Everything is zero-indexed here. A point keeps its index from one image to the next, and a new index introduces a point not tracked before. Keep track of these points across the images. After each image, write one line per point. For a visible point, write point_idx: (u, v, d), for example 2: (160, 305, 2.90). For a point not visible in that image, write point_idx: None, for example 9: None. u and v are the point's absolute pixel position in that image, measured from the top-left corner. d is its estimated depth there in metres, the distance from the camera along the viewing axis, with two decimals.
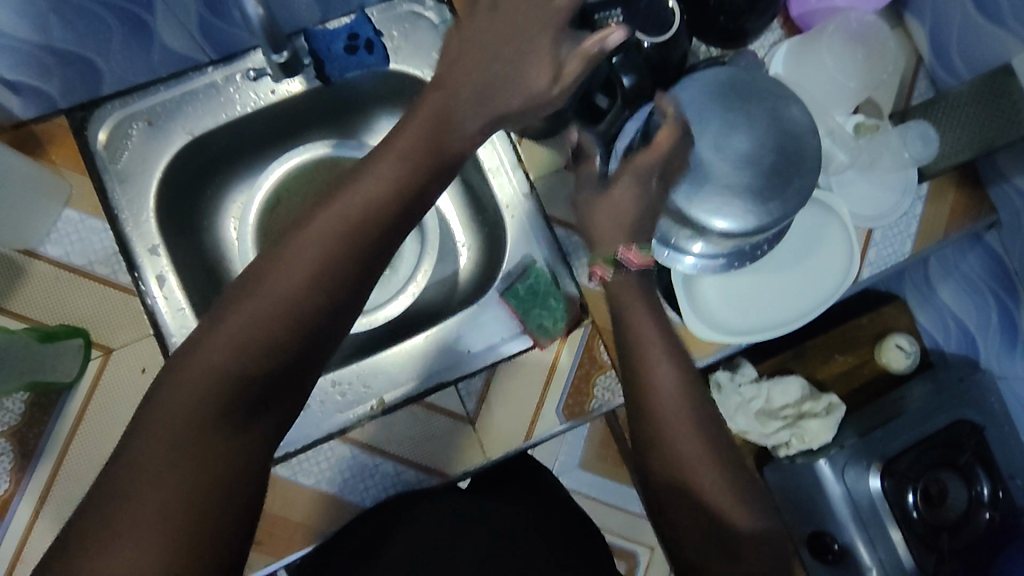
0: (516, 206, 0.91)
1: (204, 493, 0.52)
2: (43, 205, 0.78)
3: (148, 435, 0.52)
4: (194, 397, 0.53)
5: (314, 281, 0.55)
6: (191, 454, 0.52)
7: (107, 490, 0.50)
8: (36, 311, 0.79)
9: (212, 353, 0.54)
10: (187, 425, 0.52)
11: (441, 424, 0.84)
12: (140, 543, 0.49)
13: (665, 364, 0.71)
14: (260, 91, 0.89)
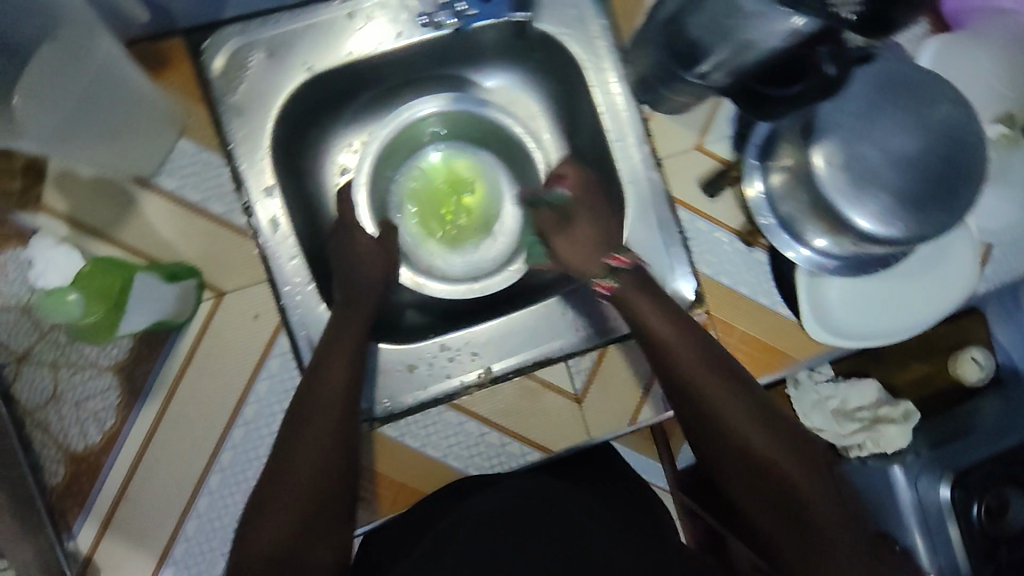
0: (639, 181, 0.85)
1: (329, 498, 0.65)
2: (159, 133, 0.74)
3: (292, 446, 0.66)
4: (321, 409, 0.68)
5: (376, 292, 0.80)
6: (322, 451, 0.66)
7: (261, 497, 0.64)
8: (147, 244, 0.75)
9: (335, 363, 0.71)
10: (319, 437, 0.67)
11: (550, 400, 0.83)
12: (285, 522, 0.62)
13: (701, 375, 0.70)
14: (387, 30, 0.82)
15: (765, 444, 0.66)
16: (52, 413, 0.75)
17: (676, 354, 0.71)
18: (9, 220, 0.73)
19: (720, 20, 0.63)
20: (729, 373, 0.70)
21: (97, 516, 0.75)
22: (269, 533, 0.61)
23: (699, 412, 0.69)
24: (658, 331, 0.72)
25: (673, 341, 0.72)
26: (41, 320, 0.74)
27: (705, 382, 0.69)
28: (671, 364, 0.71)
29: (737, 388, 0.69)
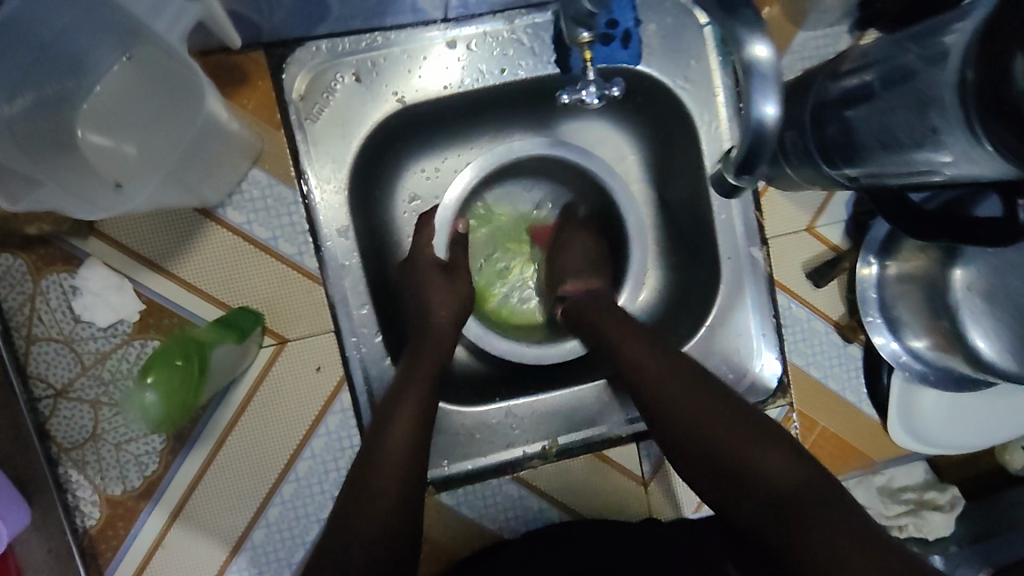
0: (740, 259, 0.78)
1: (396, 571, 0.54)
2: (235, 163, 0.66)
3: (354, 506, 0.56)
4: (392, 465, 0.59)
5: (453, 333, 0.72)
6: (378, 525, 0.55)
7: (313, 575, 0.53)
8: (207, 282, 0.68)
9: (404, 411, 0.62)
10: (387, 494, 0.57)
11: (614, 480, 0.80)
12: None
13: (681, 390, 0.64)
14: (489, 65, 0.73)
15: (778, 462, 0.57)
16: (90, 452, 0.68)
17: (655, 382, 0.65)
18: (56, 242, 0.65)
19: (900, 139, 0.55)
20: (744, 414, 0.62)
21: (130, 564, 0.70)
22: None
23: (737, 469, 0.58)
24: (626, 348, 0.68)
25: (659, 374, 0.65)
26: (84, 354, 0.67)
27: (687, 406, 0.62)
28: (680, 414, 0.62)
29: (729, 414, 0.61)
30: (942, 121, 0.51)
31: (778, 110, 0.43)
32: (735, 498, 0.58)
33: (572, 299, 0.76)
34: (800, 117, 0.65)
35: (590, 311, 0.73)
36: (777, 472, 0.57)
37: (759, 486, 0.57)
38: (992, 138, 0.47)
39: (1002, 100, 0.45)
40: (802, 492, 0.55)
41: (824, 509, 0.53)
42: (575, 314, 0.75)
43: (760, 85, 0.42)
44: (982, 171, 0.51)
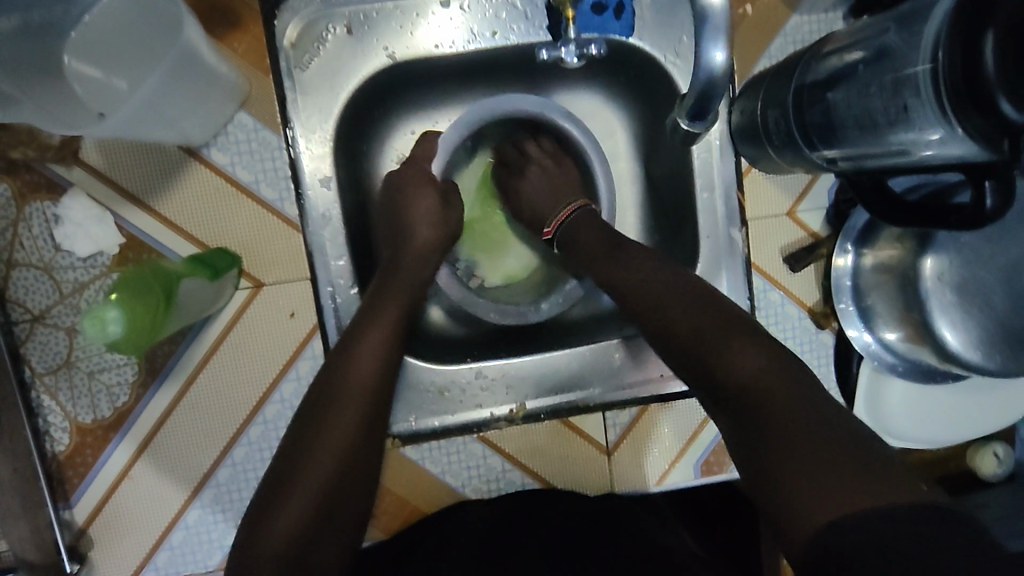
0: (720, 238, 0.79)
1: (349, 497, 0.57)
2: (222, 104, 0.67)
3: (316, 427, 0.58)
4: (350, 400, 0.60)
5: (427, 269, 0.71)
6: (341, 441, 0.58)
7: (272, 484, 0.56)
8: (187, 220, 0.69)
9: (365, 346, 0.63)
10: (344, 426, 0.58)
11: (579, 448, 0.81)
12: (296, 508, 0.54)
13: (678, 301, 0.59)
14: (481, 27, 0.73)
15: (749, 359, 0.52)
16: (62, 379, 0.70)
17: (638, 299, 0.62)
18: (39, 169, 0.67)
19: (876, 119, 0.56)
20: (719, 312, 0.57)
21: (96, 491, 0.72)
22: (284, 527, 0.52)
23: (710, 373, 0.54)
24: (620, 276, 0.64)
25: (647, 289, 0.62)
26: (63, 282, 0.68)
27: (672, 314, 0.59)
28: (669, 321, 0.59)
29: (714, 317, 0.57)
30: (913, 99, 0.51)
31: (726, 58, 0.48)
32: (709, 397, 0.54)
33: (563, 228, 0.75)
34: (782, 97, 0.66)
35: (581, 224, 0.73)
36: (742, 365, 0.52)
37: (722, 382, 0.53)
38: (964, 122, 0.46)
39: (971, 81, 0.45)
40: (775, 385, 0.50)
41: (774, 398, 0.50)
42: (574, 236, 0.73)
43: (710, 33, 0.48)
44: (953, 151, 0.51)
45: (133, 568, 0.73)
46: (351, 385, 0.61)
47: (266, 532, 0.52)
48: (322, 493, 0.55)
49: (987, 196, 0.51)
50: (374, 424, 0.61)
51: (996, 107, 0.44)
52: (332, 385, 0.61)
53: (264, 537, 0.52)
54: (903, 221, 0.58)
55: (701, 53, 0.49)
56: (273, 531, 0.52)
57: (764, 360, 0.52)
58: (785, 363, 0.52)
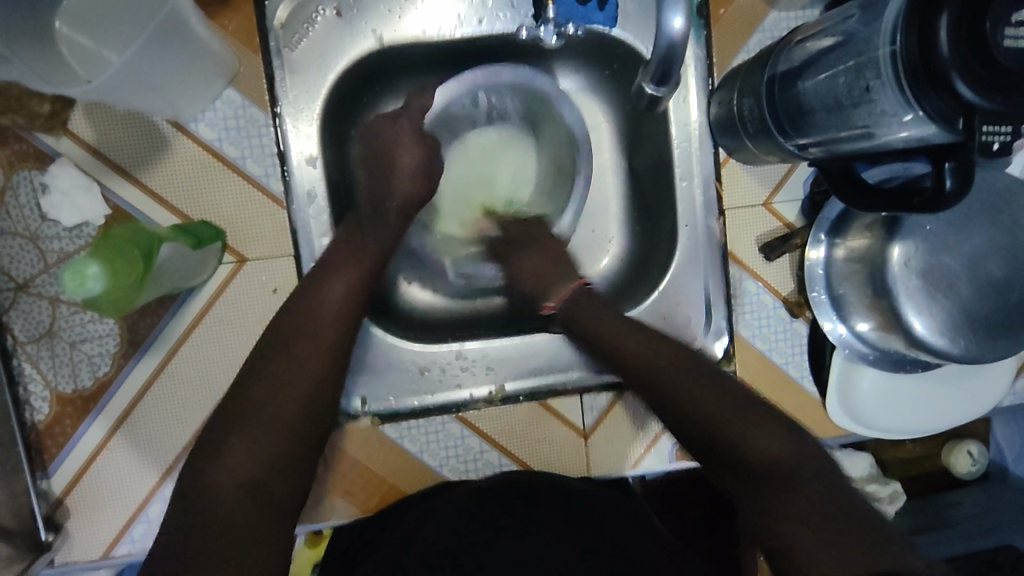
0: (697, 227, 0.80)
1: (309, 429, 0.61)
2: (210, 80, 0.68)
3: (271, 368, 0.61)
4: (310, 340, 0.63)
5: (397, 223, 0.74)
6: (294, 385, 0.61)
7: (228, 417, 0.59)
8: (173, 194, 0.70)
9: (333, 285, 0.67)
10: (300, 364, 0.62)
11: (557, 431, 0.82)
12: (250, 445, 0.57)
13: (665, 370, 0.67)
14: (469, 14, 0.75)
15: (758, 438, 0.61)
16: (44, 348, 0.70)
17: (638, 361, 0.69)
18: (28, 138, 0.68)
19: (841, 103, 0.59)
20: (721, 390, 0.65)
21: (74, 462, 0.72)
22: (240, 459, 0.57)
23: (718, 439, 0.62)
24: (622, 346, 0.70)
25: (654, 366, 0.68)
26: (48, 251, 0.69)
27: (667, 377, 0.67)
28: (676, 387, 0.66)
29: (706, 387, 0.65)
30: (875, 80, 0.54)
31: (685, 24, 0.52)
32: (733, 471, 0.62)
33: (560, 311, 0.77)
34: (757, 85, 0.69)
35: (580, 309, 0.75)
36: (760, 444, 0.60)
37: (737, 459, 0.61)
38: (925, 102, 0.49)
39: (928, 61, 0.48)
40: (789, 466, 0.59)
41: (808, 478, 0.58)
42: (569, 316, 0.76)
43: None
44: (912, 132, 0.54)
45: (108, 539, 0.73)
46: (312, 329, 0.64)
47: (228, 455, 0.57)
48: (274, 431, 0.59)
49: (946, 177, 0.54)
50: (339, 363, 0.64)
51: (952, 88, 0.47)
52: (296, 325, 0.64)
53: (215, 467, 0.56)
54: (865, 205, 0.60)
55: (662, 22, 0.53)
56: (235, 453, 0.57)
57: (770, 434, 0.61)
58: (798, 448, 0.60)
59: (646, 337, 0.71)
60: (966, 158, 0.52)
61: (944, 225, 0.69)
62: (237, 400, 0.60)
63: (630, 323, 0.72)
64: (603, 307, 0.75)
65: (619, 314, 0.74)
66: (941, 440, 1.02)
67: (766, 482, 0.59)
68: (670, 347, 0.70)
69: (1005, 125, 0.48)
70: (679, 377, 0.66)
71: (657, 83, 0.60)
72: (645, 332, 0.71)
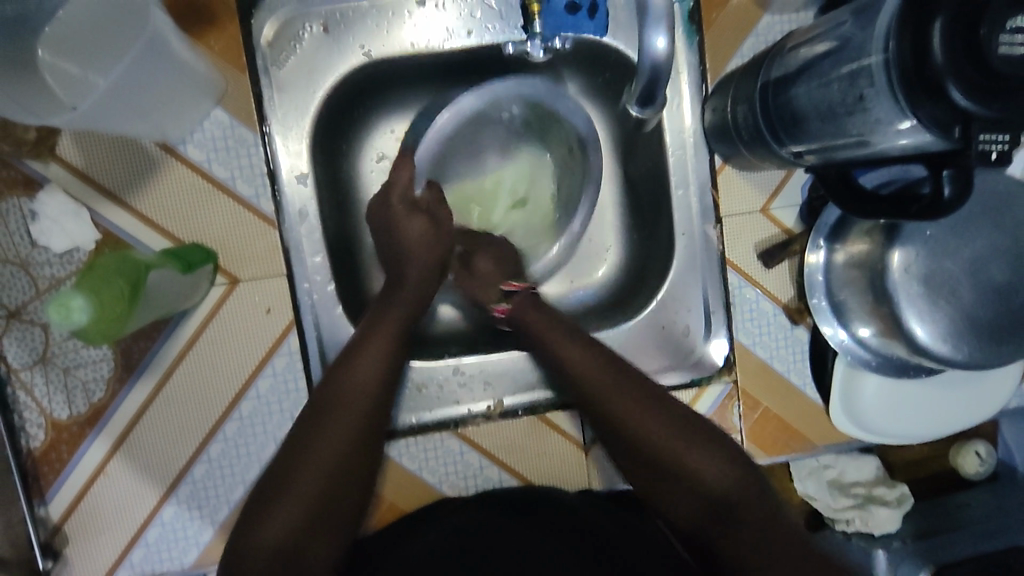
0: (694, 235, 0.79)
1: (342, 497, 0.59)
2: (197, 101, 0.68)
3: (314, 432, 0.59)
4: (350, 401, 0.62)
5: (423, 286, 0.72)
6: (337, 444, 0.59)
7: (267, 486, 0.58)
8: (163, 217, 0.70)
9: (367, 350, 0.64)
10: (343, 427, 0.60)
11: (557, 444, 0.81)
12: (290, 512, 0.55)
13: (615, 394, 0.66)
14: (457, 26, 0.74)
15: (710, 467, 0.61)
16: (38, 374, 0.70)
17: (588, 385, 0.67)
18: (16, 165, 0.67)
19: (835, 110, 0.58)
20: (674, 419, 0.64)
21: (71, 488, 0.71)
22: (280, 528, 0.55)
23: (662, 464, 0.63)
24: (572, 359, 0.69)
25: (596, 377, 0.67)
26: (39, 277, 0.68)
27: (616, 401, 0.66)
28: (643, 426, 0.64)
29: (653, 409, 0.65)
30: (869, 88, 0.53)
31: (667, 43, 0.52)
32: (673, 497, 0.63)
33: (513, 312, 0.74)
34: (751, 92, 0.68)
35: (535, 323, 0.72)
36: (712, 479, 0.61)
37: (691, 489, 0.62)
38: (921, 110, 0.48)
39: (921, 69, 0.47)
40: (739, 494, 0.61)
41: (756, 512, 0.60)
42: (517, 318, 0.74)
43: (654, 20, 0.51)
44: (908, 140, 0.53)
45: (108, 565, 0.73)
46: (354, 389, 0.62)
47: (266, 528, 0.55)
48: (316, 495, 0.57)
49: (945, 185, 0.52)
50: (372, 429, 0.62)
51: (947, 97, 0.46)
52: (335, 386, 0.62)
53: (255, 536, 0.55)
54: (865, 213, 0.59)
55: (644, 41, 0.53)
56: (269, 527, 0.55)
57: (712, 463, 0.62)
58: (745, 477, 0.62)
59: (602, 356, 0.69)
60: (966, 166, 0.51)
61: (945, 230, 0.68)
62: (276, 469, 0.58)
63: (584, 343, 0.70)
64: (569, 327, 0.72)
65: (578, 335, 0.71)
66: (949, 441, 1.01)
67: (720, 512, 0.61)
68: (626, 371, 0.68)
69: (1003, 134, 0.48)
70: (649, 416, 0.64)
71: (642, 104, 0.59)
72: (591, 348, 0.70)
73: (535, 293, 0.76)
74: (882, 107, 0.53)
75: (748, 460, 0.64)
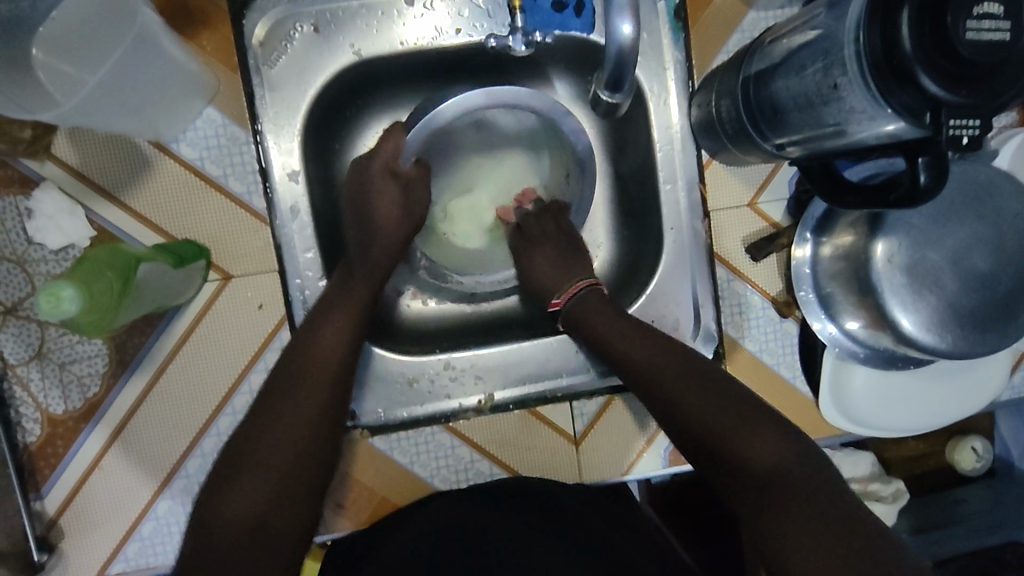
0: (682, 229, 0.80)
1: (311, 470, 0.60)
2: (190, 100, 0.69)
3: (275, 406, 0.62)
4: (311, 374, 0.64)
5: (392, 264, 0.74)
6: (300, 417, 0.61)
7: (230, 460, 0.59)
8: (157, 214, 0.71)
9: (331, 322, 0.67)
10: (305, 401, 0.62)
11: (549, 438, 0.81)
12: (253, 481, 0.57)
13: (680, 377, 0.65)
14: (445, 25, 0.75)
15: (759, 445, 0.59)
16: (34, 370, 0.71)
17: (641, 368, 0.68)
18: (12, 164, 0.69)
19: (812, 100, 0.58)
20: (719, 393, 0.63)
21: (66, 482, 0.72)
22: (246, 496, 0.57)
23: (713, 445, 0.61)
24: (637, 353, 0.69)
25: (658, 362, 0.67)
26: (34, 274, 0.70)
27: (670, 379, 0.65)
28: (689, 407, 0.63)
29: (697, 386, 0.64)
30: (843, 78, 0.54)
31: (633, 30, 0.53)
32: (725, 480, 0.60)
33: (568, 308, 0.76)
34: (733, 86, 0.69)
35: (595, 313, 0.74)
36: (757, 453, 0.58)
37: (738, 468, 0.59)
38: (892, 98, 0.49)
39: (890, 56, 0.47)
40: (785, 474, 0.57)
41: (803, 479, 0.57)
42: (579, 321, 0.75)
43: (617, 5, 0.53)
44: (883, 128, 0.54)
45: (103, 558, 0.74)
46: (315, 363, 0.64)
47: (232, 496, 0.57)
48: (281, 465, 0.59)
49: (920, 173, 0.53)
50: (335, 402, 0.64)
51: (916, 82, 0.47)
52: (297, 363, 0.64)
53: (221, 507, 0.56)
54: (845, 203, 0.60)
55: (610, 27, 0.54)
56: (239, 493, 0.57)
57: (769, 441, 0.59)
58: (801, 456, 0.58)
59: (660, 342, 0.69)
60: (940, 153, 0.52)
61: (930, 220, 0.69)
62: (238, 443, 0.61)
63: (638, 329, 0.71)
64: (628, 318, 0.72)
65: (642, 325, 0.71)
66: (945, 437, 1.01)
67: (763, 492, 0.57)
68: (679, 354, 0.68)
69: (974, 118, 0.48)
70: (702, 397, 0.63)
71: (611, 89, 0.60)
72: (649, 334, 0.70)
73: (600, 287, 0.77)
74: (857, 96, 0.53)
75: (810, 443, 0.60)
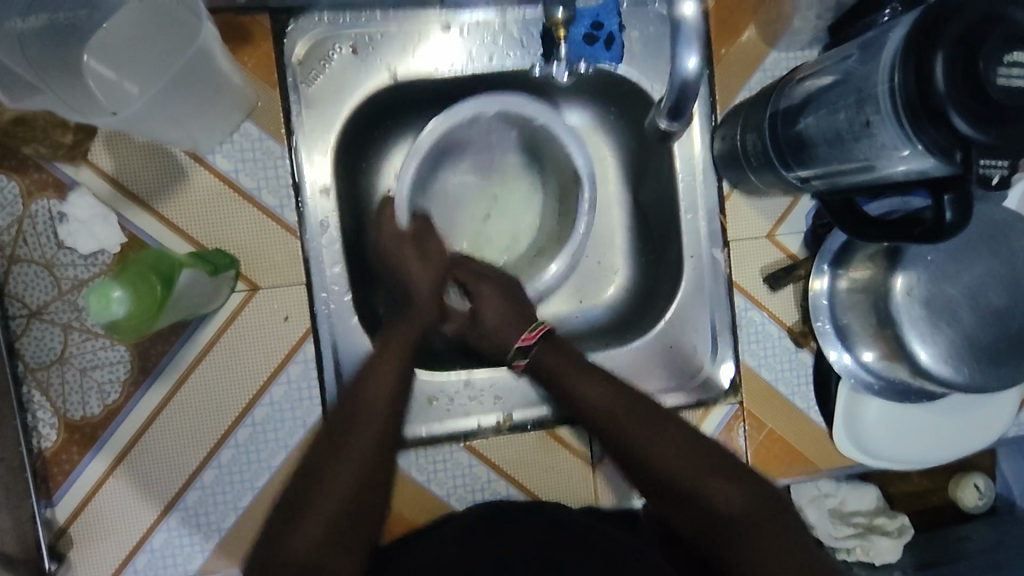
0: (702, 256, 0.82)
1: (368, 512, 0.60)
2: (229, 114, 0.70)
3: (339, 444, 0.62)
4: (370, 421, 0.64)
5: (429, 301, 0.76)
6: (366, 456, 0.62)
7: (293, 502, 0.58)
8: (188, 223, 0.72)
9: (380, 370, 0.69)
10: (365, 442, 0.63)
11: (565, 460, 0.81)
12: (314, 519, 0.57)
13: (633, 419, 0.69)
14: (479, 52, 0.78)
15: (720, 489, 0.62)
16: (54, 375, 0.70)
17: (598, 409, 0.70)
18: (49, 168, 0.69)
19: (843, 136, 0.61)
20: (675, 435, 0.67)
21: (78, 491, 0.71)
22: (307, 537, 0.56)
23: (681, 490, 0.63)
24: (588, 395, 0.71)
25: (604, 405, 0.70)
26: (63, 278, 0.70)
27: (638, 432, 0.67)
28: (650, 448, 0.66)
29: (660, 431, 0.67)
30: (875, 115, 0.56)
31: (698, 65, 0.55)
32: (682, 514, 0.64)
33: (536, 353, 0.75)
34: (760, 121, 0.71)
35: (553, 358, 0.75)
36: (726, 499, 0.62)
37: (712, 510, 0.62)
38: (924, 135, 0.51)
39: (925, 95, 0.50)
40: (753, 518, 0.60)
41: (770, 523, 0.60)
42: (540, 363, 0.75)
43: (685, 40, 0.55)
44: (911, 165, 0.56)
45: (112, 569, 0.72)
46: (370, 407, 0.66)
47: (292, 541, 0.55)
48: (338, 503, 0.58)
49: (946, 210, 0.55)
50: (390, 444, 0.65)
51: (951, 122, 0.49)
52: (353, 406, 0.65)
53: (283, 547, 0.55)
54: (867, 237, 0.62)
55: (677, 63, 0.56)
56: (295, 538, 0.55)
57: (727, 488, 0.62)
58: (754, 495, 0.62)
59: (610, 392, 0.71)
60: (966, 192, 0.54)
61: (945, 256, 0.71)
62: (302, 485, 0.60)
63: (597, 377, 0.73)
64: (575, 364, 0.74)
65: (591, 370, 0.74)
66: (948, 474, 1.01)
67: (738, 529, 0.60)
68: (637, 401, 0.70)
69: (1002, 159, 0.50)
70: (658, 444, 0.66)
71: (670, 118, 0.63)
72: (606, 382, 0.72)
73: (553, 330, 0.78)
74: (890, 132, 0.55)
75: (763, 489, 0.63)
